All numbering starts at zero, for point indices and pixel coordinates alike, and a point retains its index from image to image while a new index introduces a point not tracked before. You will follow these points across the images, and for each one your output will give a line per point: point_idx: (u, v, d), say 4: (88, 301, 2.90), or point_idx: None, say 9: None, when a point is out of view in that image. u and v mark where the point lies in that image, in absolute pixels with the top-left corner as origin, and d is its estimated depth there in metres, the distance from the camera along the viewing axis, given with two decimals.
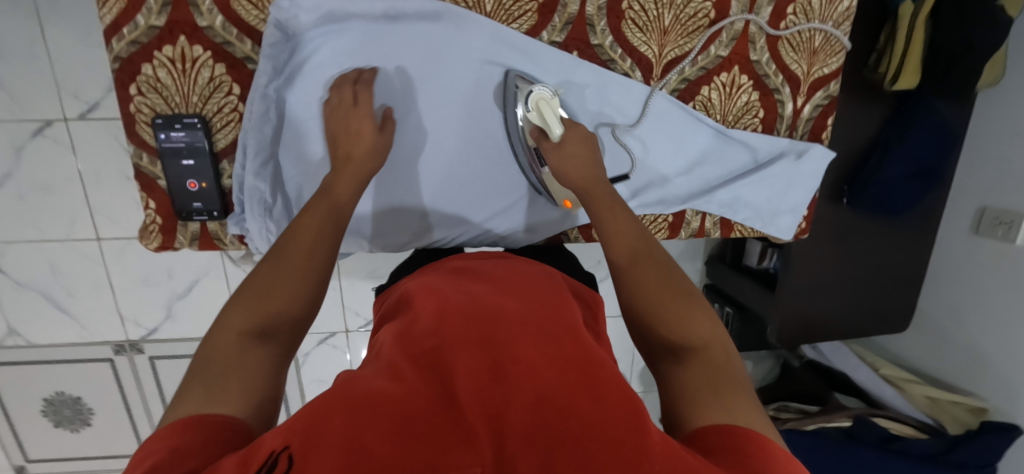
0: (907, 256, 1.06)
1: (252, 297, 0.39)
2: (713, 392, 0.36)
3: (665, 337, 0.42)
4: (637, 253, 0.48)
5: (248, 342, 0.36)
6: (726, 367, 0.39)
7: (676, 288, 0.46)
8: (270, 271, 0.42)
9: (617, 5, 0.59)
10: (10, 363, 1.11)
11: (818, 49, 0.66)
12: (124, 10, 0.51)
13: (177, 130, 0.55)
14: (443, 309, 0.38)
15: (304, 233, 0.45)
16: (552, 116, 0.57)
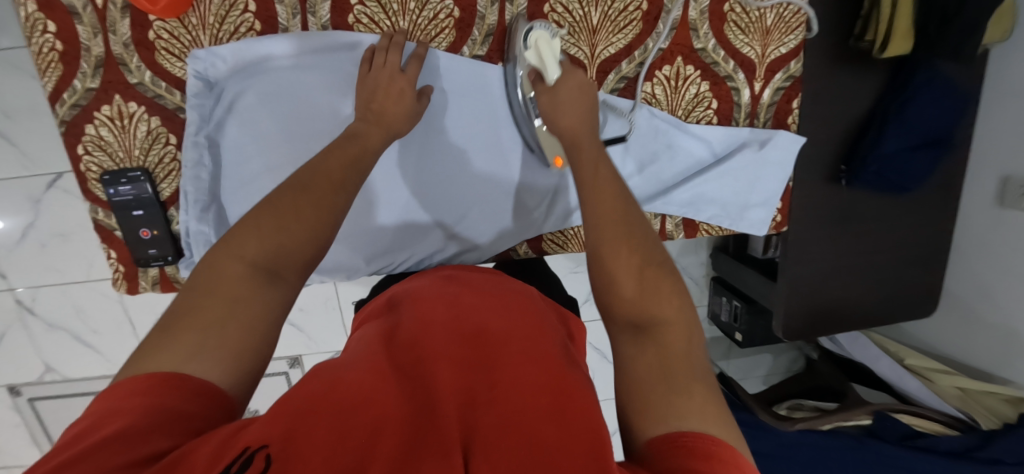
0: (924, 231, 0.97)
1: (266, 227, 0.40)
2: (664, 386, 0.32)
3: (627, 313, 0.39)
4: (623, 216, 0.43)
5: (242, 283, 0.36)
6: (682, 353, 0.35)
7: (651, 258, 0.41)
8: (276, 205, 0.41)
9: (538, 9, 0.56)
10: (52, 397, 1.21)
11: (771, 27, 0.60)
12: (61, 77, 0.54)
13: (123, 184, 0.58)
14: (430, 325, 0.39)
15: (308, 184, 0.43)
16: (551, 58, 0.53)
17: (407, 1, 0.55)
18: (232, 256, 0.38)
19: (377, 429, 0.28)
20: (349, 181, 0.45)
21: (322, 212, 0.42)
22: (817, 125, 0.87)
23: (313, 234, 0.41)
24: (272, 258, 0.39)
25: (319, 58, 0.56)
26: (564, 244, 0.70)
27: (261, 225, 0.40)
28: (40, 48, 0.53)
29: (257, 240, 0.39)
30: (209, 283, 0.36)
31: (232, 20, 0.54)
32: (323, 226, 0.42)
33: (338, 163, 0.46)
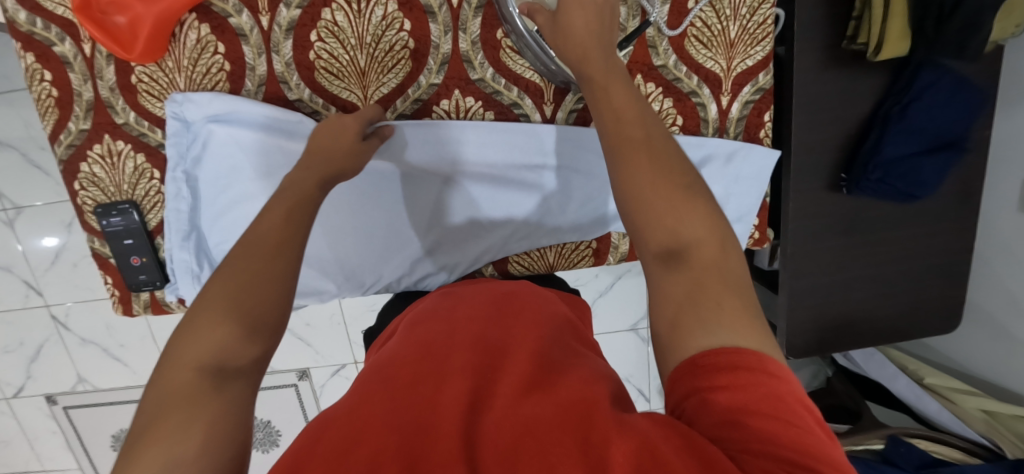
0: (946, 246, 0.88)
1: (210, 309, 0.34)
2: (692, 307, 0.32)
3: (656, 234, 0.36)
4: (640, 142, 0.40)
5: (202, 382, 0.30)
6: (717, 267, 0.34)
7: (674, 177, 0.38)
8: (220, 290, 0.35)
9: (491, 36, 0.58)
10: (84, 405, 1.30)
11: (736, 40, 0.59)
12: (57, 121, 0.59)
13: (114, 216, 0.62)
14: (432, 340, 0.46)
15: (254, 250, 0.38)
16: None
17: (364, 36, 0.57)
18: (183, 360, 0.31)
19: (388, 434, 0.33)
20: (292, 241, 0.40)
21: (280, 278, 0.37)
22: (812, 129, 0.78)
23: (272, 300, 0.36)
24: (233, 343, 0.32)
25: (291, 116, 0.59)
26: (530, 266, 0.69)
27: (214, 316, 0.33)
28: (39, 95, 0.59)
29: (206, 333, 0.32)
30: (167, 395, 0.29)
31: (204, 62, 0.58)
32: (279, 293, 0.36)
33: (276, 220, 0.41)
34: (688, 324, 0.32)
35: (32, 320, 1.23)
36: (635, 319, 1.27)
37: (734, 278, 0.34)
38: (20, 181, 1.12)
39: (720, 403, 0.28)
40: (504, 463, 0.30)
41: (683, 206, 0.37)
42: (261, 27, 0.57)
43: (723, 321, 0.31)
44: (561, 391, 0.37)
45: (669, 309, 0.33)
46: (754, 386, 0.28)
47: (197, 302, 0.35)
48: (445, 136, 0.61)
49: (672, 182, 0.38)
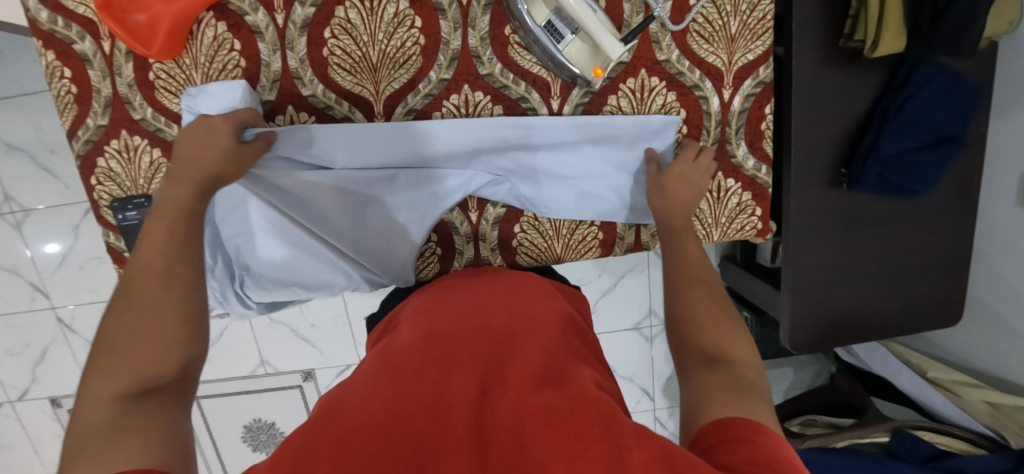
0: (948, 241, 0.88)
1: (113, 352, 0.34)
2: (735, 396, 0.39)
3: (702, 344, 0.45)
4: (697, 278, 0.52)
5: (128, 415, 0.30)
6: (755, 382, 0.42)
7: (723, 310, 0.49)
8: (121, 330, 0.36)
9: (499, 32, 0.60)
10: None
11: (737, 35, 0.61)
12: (76, 117, 0.61)
13: (130, 210, 0.64)
14: (435, 334, 0.49)
15: (146, 282, 0.39)
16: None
17: (376, 33, 0.59)
18: (97, 403, 0.31)
19: (405, 421, 0.36)
20: (182, 267, 0.41)
21: (181, 305, 0.38)
22: (811, 126, 0.79)
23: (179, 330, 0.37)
24: (150, 378, 0.34)
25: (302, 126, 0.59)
26: (537, 257, 0.70)
27: (123, 354, 0.34)
28: (59, 92, 0.60)
29: (119, 372, 0.33)
30: (91, 433, 0.29)
31: (221, 59, 0.59)
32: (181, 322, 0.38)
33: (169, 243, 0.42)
34: (731, 408, 0.37)
35: (37, 323, 1.23)
36: (638, 318, 1.27)
37: (761, 389, 0.41)
38: (27, 184, 1.13)
39: (756, 450, 0.32)
40: (512, 452, 0.33)
41: (724, 329, 0.47)
42: (277, 24, 0.58)
43: (757, 409, 0.38)
44: (565, 390, 0.40)
45: (712, 397, 0.39)
46: (778, 447, 0.33)
47: (95, 350, 0.35)
48: (421, 134, 0.61)
49: (715, 308, 0.49)
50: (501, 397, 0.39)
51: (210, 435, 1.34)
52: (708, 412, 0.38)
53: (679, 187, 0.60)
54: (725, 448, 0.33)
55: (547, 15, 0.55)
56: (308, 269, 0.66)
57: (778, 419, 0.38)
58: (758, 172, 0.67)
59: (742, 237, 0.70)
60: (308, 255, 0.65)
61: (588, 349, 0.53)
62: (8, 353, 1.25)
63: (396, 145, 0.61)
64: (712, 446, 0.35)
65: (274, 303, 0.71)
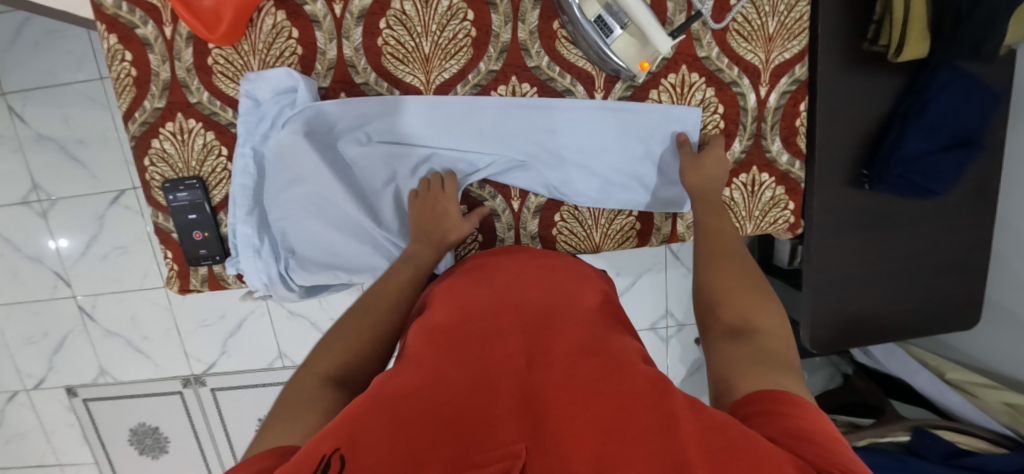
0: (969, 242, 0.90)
1: (335, 345, 0.49)
2: (756, 366, 0.40)
3: (729, 317, 0.48)
4: (726, 253, 0.56)
5: (320, 390, 0.42)
6: (781, 353, 0.43)
7: (752, 283, 0.52)
8: (339, 335, 0.51)
9: (548, 27, 0.62)
10: (105, 398, 1.31)
11: (774, 35, 0.63)
12: (134, 99, 0.63)
13: (181, 191, 0.65)
14: (474, 310, 0.49)
15: (367, 310, 0.54)
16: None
17: (430, 24, 0.61)
18: (308, 374, 0.45)
19: (452, 387, 0.37)
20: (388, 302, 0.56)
21: (380, 332, 0.52)
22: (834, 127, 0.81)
23: (374, 350, 0.50)
24: (343, 372, 0.46)
25: (351, 107, 0.63)
26: (575, 246, 0.72)
27: (337, 350, 0.48)
28: (118, 75, 0.62)
29: (326, 360, 0.47)
30: (296, 395, 0.42)
31: (278, 46, 0.61)
32: (379, 345, 0.51)
33: (394, 286, 0.58)
34: (757, 379, 0.39)
35: (58, 312, 1.24)
36: (655, 318, 1.29)
37: (793, 365, 0.42)
38: (55, 173, 1.15)
39: (795, 422, 0.33)
40: (562, 423, 0.33)
41: (756, 306, 0.49)
42: (334, 14, 0.61)
43: (784, 379, 0.39)
44: (611, 359, 0.40)
45: (739, 369, 0.41)
46: (815, 418, 0.34)
47: (326, 340, 0.50)
48: (456, 106, 0.64)
49: (751, 290, 0.51)
50: (547, 368, 0.40)
51: (224, 428, 1.34)
52: (735, 383, 0.40)
53: (710, 164, 0.63)
54: (761, 420, 0.34)
55: (597, 10, 0.57)
56: (352, 252, 0.69)
57: (806, 389, 0.39)
58: (791, 167, 0.69)
59: (773, 231, 0.72)
60: (354, 239, 0.68)
61: (621, 323, 0.53)
62: (28, 341, 1.26)
63: (439, 122, 0.65)
64: (747, 418, 0.35)
65: (315, 287, 0.72)
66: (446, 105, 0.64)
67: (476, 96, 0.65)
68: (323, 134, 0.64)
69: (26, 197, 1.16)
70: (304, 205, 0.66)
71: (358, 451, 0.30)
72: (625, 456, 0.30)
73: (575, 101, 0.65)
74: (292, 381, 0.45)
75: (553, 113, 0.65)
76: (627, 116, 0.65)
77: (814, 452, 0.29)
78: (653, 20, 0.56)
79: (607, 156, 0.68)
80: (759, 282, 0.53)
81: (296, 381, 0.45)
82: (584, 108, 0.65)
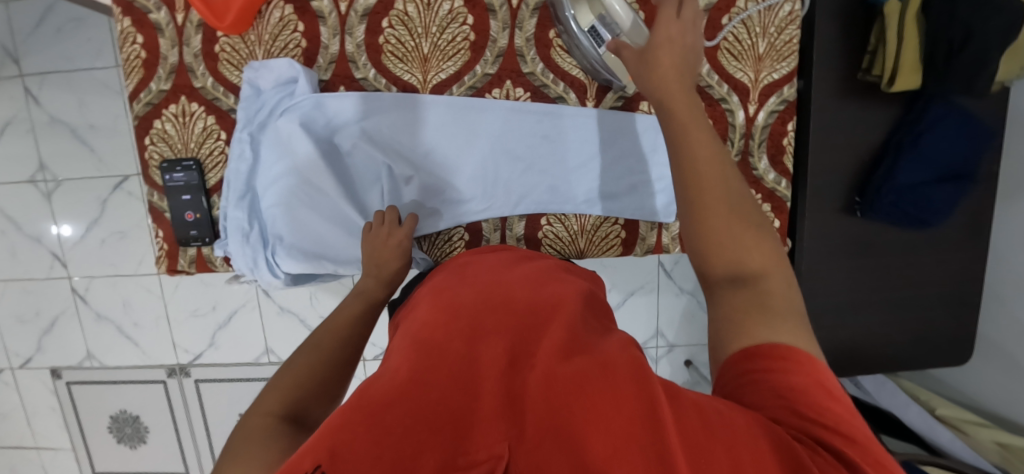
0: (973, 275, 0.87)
1: (284, 381, 0.46)
2: (757, 317, 0.38)
3: (722, 261, 0.42)
4: (710, 171, 0.46)
5: (276, 428, 0.39)
6: (783, 294, 0.40)
7: (740, 206, 0.44)
8: (289, 371, 0.47)
9: (544, 35, 0.64)
10: (89, 383, 1.31)
11: (764, 55, 0.66)
12: (141, 80, 0.65)
13: (178, 172, 0.67)
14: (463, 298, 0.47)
15: (319, 344, 0.52)
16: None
17: (430, 26, 0.63)
18: (260, 413, 0.41)
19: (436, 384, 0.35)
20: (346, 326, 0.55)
21: (332, 366, 0.49)
22: (826, 149, 0.80)
23: (327, 384, 0.47)
24: (298, 407, 0.43)
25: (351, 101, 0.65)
26: (561, 250, 0.72)
27: (284, 385, 0.45)
28: (128, 56, 0.65)
29: (278, 396, 0.43)
30: (251, 432, 0.38)
31: (284, 38, 0.64)
32: (333, 380, 0.48)
33: (345, 317, 0.56)
34: (756, 335, 0.37)
35: (51, 292, 1.25)
36: (645, 337, 1.28)
37: (795, 307, 0.40)
38: (64, 156, 1.17)
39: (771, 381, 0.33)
40: (547, 418, 0.31)
41: (749, 240, 0.43)
42: (340, 11, 0.63)
43: (782, 329, 0.37)
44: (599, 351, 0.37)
45: (740, 325, 0.38)
46: (798, 377, 0.33)
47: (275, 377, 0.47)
48: (454, 107, 0.67)
49: (738, 218, 0.44)
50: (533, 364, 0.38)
51: (204, 420, 1.33)
52: (729, 341, 0.38)
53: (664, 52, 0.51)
54: (749, 388, 0.34)
55: (591, 20, 0.59)
56: (339, 243, 0.70)
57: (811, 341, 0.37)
58: (778, 185, 0.70)
59: None
60: (343, 230, 0.70)
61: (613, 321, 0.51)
62: (19, 320, 1.27)
63: (439, 121, 0.67)
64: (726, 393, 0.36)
65: (301, 276, 0.73)
66: (445, 105, 0.66)
67: (471, 97, 0.66)
68: (323, 127, 0.66)
69: (33, 177, 1.19)
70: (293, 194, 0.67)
71: (339, 463, 0.28)
72: (614, 458, 0.28)
73: (567, 107, 0.67)
74: (238, 423, 0.41)
75: (548, 119, 0.68)
76: (623, 128, 0.68)
77: (800, 420, 0.31)
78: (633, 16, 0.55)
79: (598, 163, 0.70)
80: (746, 203, 0.45)
81: (245, 422, 0.40)
82: (579, 116, 0.67)
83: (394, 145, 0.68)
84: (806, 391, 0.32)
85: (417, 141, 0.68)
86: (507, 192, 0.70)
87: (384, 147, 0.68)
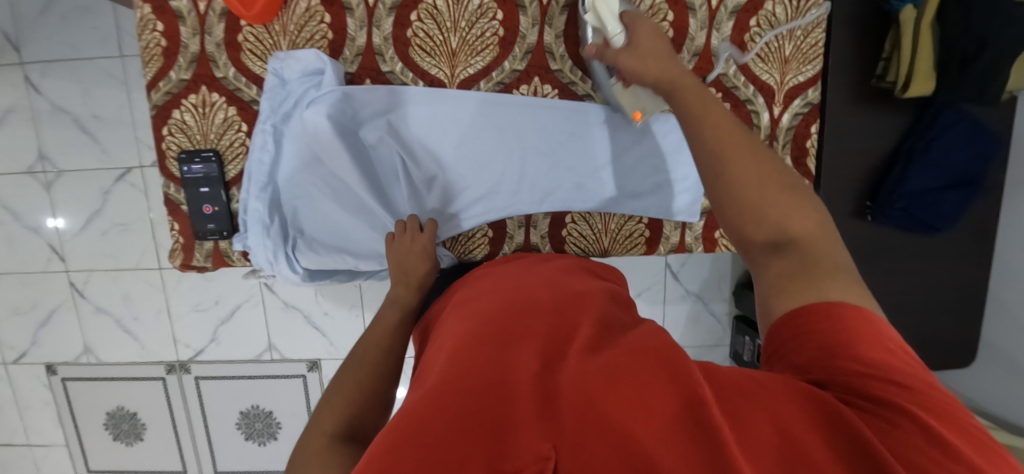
0: (981, 278, 0.89)
1: (334, 396, 0.45)
2: (803, 282, 0.37)
3: (760, 224, 0.41)
4: (729, 140, 0.44)
5: (336, 448, 0.38)
6: (827, 251, 0.39)
7: (766, 166, 0.43)
8: (339, 385, 0.46)
9: (573, 33, 0.64)
10: (85, 379, 1.28)
11: (791, 58, 0.67)
12: (160, 69, 0.64)
13: (197, 163, 0.66)
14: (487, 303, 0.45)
15: (364, 356, 0.51)
16: (609, 18, 0.56)
17: (459, 20, 0.63)
18: (317, 433, 0.40)
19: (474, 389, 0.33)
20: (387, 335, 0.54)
21: (383, 379, 0.48)
22: (839, 155, 0.79)
23: (378, 398, 0.46)
24: (353, 426, 0.41)
25: (377, 95, 0.64)
26: (585, 248, 0.73)
27: (336, 403, 0.44)
28: (148, 44, 0.63)
29: (332, 415, 0.42)
30: (310, 457, 0.38)
31: (309, 29, 0.63)
32: (384, 393, 0.47)
33: (384, 326, 0.55)
34: (803, 298, 0.36)
35: (47, 285, 1.22)
36: None
37: (842, 260, 0.39)
38: (65, 146, 1.14)
39: (822, 339, 0.33)
40: (585, 411, 0.29)
41: (785, 198, 0.41)
42: (368, 3, 0.62)
43: (832, 286, 0.36)
44: (624, 344, 0.35)
45: (785, 289, 0.38)
46: (837, 324, 0.33)
47: (326, 394, 0.46)
48: (481, 102, 0.66)
49: (767, 177, 0.42)
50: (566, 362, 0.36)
51: (204, 417, 1.30)
52: (776, 303, 0.38)
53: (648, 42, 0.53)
54: (796, 346, 0.34)
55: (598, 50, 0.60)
56: (361, 237, 0.69)
57: (861, 292, 0.37)
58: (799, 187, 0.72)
59: None
60: (365, 224, 0.69)
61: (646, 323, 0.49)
62: (13, 312, 1.24)
63: (466, 116, 0.66)
64: (780, 350, 0.36)
65: (320, 272, 0.72)
66: (470, 100, 0.66)
67: (499, 93, 0.66)
68: (348, 119, 0.65)
69: (32, 167, 1.16)
70: (314, 188, 0.66)
71: None
72: (671, 454, 0.27)
73: (595, 105, 0.67)
74: (297, 445, 0.40)
75: (575, 117, 0.67)
76: (650, 129, 0.68)
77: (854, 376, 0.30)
78: (621, 35, 0.55)
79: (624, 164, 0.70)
80: (771, 161, 0.44)
81: (303, 445, 0.40)
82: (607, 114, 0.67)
83: (419, 138, 0.67)
84: (851, 343, 0.32)
85: (444, 134, 0.67)
86: (530, 188, 0.70)
87: (408, 143, 0.67)
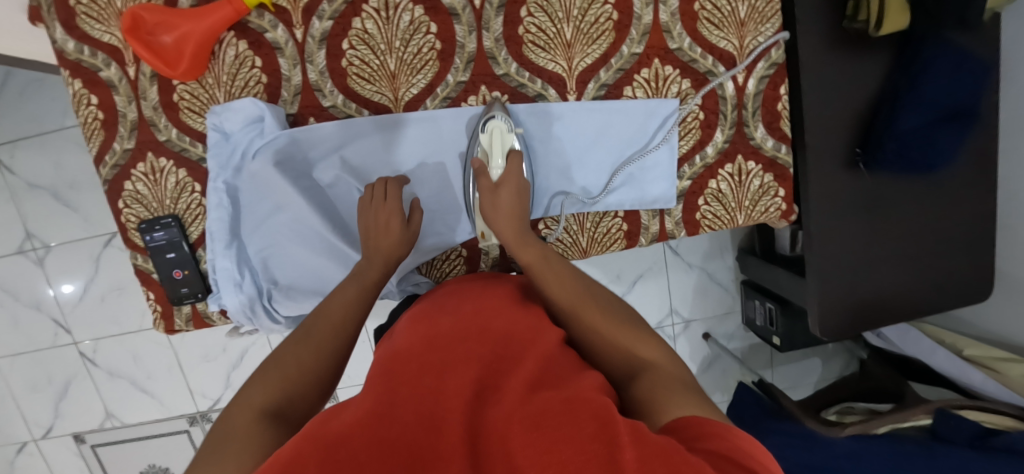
0: (987, 211, 0.84)
1: (273, 372, 0.43)
2: (674, 393, 0.38)
3: (620, 363, 0.45)
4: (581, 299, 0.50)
5: (263, 425, 0.37)
6: (676, 375, 0.41)
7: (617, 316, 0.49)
8: (278, 362, 0.44)
9: (514, 33, 0.61)
10: (114, 442, 1.31)
11: (746, 19, 0.66)
12: (103, 141, 0.62)
13: (158, 231, 0.64)
14: (435, 332, 0.44)
15: (312, 331, 0.49)
16: (499, 151, 0.62)
17: (393, 41, 0.60)
18: (244, 405, 0.39)
19: (400, 420, 0.30)
20: (350, 319, 0.52)
21: (326, 361, 0.47)
22: (821, 108, 0.70)
23: (316, 378, 0.45)
24: (286, 404, 0.40)
25: (315, 135, 0.62)
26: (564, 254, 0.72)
27: (271, 380, 0.42)
28: (86, 119, 0.62)
29: (265, 390, 0.41)
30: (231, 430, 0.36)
31: (242, 76, 0.61)
32: (326, 378, 0.46)
33: (340, 304, 0.53)
34: (675, 410, 0.36)
35: (60, 359, 1.24)
36: (659, 317, 1.23)
37: (691, 383, 0.41)
38: (48, 221, 1.15)
39: (729, 445, 0.30)
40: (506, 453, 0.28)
41: (635, 337, 0.47)
42: (296, 39, 0.60)
43: (677, 406, 0.36)
44: (566, 389, 0.35)
45: (661, 398, 0.38)
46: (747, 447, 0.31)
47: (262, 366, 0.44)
48: (432, 120, 0.63)
49: (621, 324, 0.48)
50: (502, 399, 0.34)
51: None
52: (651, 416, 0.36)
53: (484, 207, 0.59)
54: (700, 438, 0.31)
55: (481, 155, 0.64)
56: (333, 278, 0.67)
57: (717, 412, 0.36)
58: (777, 152, 0.72)
59: (767, 219, 0.75)
60: (336, 264, 0.67)
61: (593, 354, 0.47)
62: (32, 389, 1.26)
63: (413, 136, 0.64)
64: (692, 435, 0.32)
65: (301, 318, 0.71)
66: (421, 121, 0.63)
67: (446, 108, 0.64)
68: (297, 161, 0.63)
69: (21, 247, 1.16)
70: (276, 234, 0.65)
71: None
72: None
73: (549, 104, 0.65)
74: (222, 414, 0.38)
75: (532, 118, 0.65)
76: (607, 122, 0.67)
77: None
78: (502, 171, 0.62)
79: (586, 163, 0.69)
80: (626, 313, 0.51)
81: (227, 415, 0.38)
82: (565, 111, 0.65)
83: (377, 170, 0.65)
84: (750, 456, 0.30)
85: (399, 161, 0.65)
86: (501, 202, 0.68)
87: (363, 173, 0.65)
